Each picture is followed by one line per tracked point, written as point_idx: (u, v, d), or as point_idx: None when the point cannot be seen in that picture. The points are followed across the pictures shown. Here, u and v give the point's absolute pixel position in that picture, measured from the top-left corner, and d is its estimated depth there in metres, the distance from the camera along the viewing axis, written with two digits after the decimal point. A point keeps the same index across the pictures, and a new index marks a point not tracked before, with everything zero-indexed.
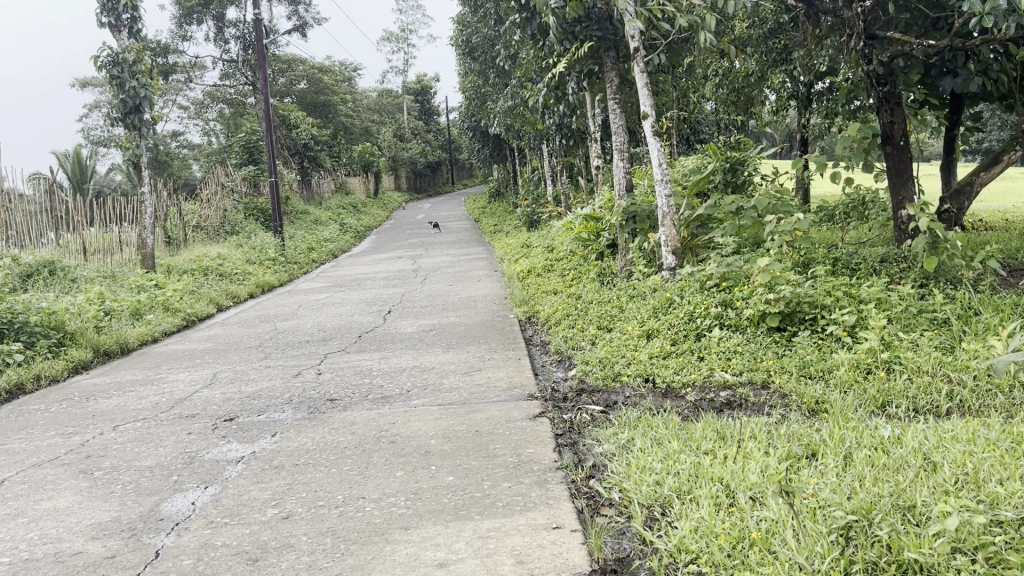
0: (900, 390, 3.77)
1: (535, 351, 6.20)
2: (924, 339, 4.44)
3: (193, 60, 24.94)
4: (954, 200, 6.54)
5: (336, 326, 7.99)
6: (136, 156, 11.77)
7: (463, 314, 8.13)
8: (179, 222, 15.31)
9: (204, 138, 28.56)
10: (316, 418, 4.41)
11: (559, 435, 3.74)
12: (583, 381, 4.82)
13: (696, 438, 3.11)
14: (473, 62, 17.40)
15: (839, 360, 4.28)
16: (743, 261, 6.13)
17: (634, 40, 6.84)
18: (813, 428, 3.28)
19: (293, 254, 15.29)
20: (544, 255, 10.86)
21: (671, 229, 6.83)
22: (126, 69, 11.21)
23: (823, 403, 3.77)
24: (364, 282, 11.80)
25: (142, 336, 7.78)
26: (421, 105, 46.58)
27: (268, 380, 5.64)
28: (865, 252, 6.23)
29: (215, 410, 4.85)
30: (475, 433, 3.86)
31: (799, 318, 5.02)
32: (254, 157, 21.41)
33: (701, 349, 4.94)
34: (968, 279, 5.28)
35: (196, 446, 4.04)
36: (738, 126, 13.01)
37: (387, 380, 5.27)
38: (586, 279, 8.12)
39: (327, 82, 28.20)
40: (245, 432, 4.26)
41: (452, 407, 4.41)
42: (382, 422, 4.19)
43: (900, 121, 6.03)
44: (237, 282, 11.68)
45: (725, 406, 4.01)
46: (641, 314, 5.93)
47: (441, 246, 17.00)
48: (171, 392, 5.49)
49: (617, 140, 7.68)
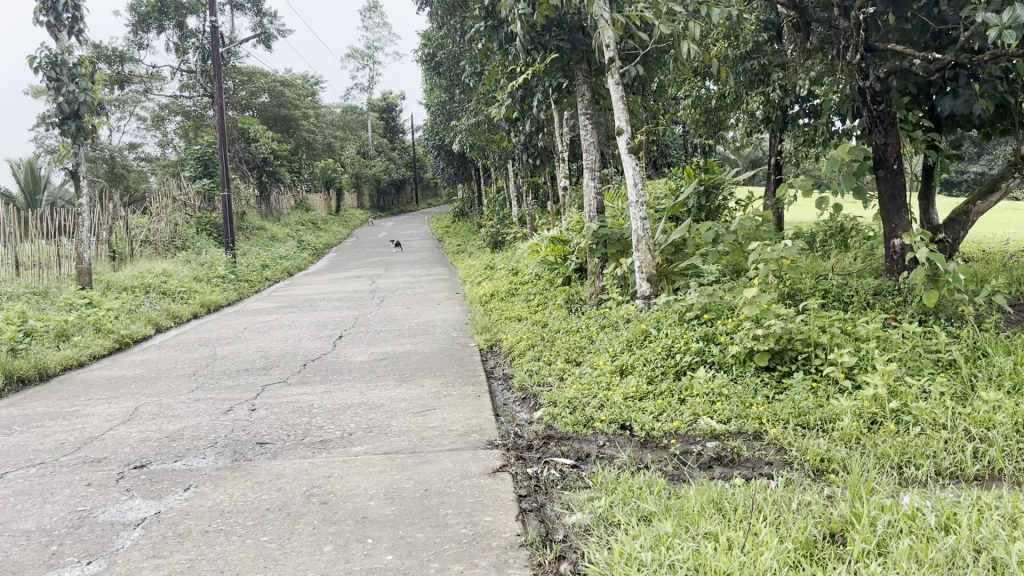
0: (916, 446, 3.27)
1: (497, 386, 5.62)
2: (936, 385, 3.95)
3: (151, 69, 24.12)
4: (949, 229, 6.09)
5: (281, 352, 7.36)
6: (74, 164, 10.98)
7: (419, 341, 7.51)
8: (124, 235, 14.51)
9: (162, 149, 27.66)
10: (241, 468, 3.80)
11: (522, 497, 3.17)
12: (550, 426, 4.24)
13: (690, 513, 2.54)
14: (438, 78, 16.88)
15: (841, 408, 3.78)
16: (725, 292, 5.61)
17: (609, 50, 6.25)
18: (825, 500, 2.75)
19: (245, 270, 14.57)
20: (508, 278, 10.26)
21: (646, 254, 6.24)
22: (65, 71, 10.43)
23: (829, 462, 3.24)
24: (317, 302, 11.19)
25: (65, 360, 7.08)
26: (388, 123, 46.08)
27: (194, 418, 4.97)
28: (856, 283, 5.80)
29: (126, 454, 4.19)
30: (423, 493, 3.26)
31: (790, 356, 4.52)
32: (209, 170, 20.67)
33: (682, 390, 4.40)
34: (971, 316, 4.83)
35: (90, 503, 3.39)
36: (707, 149, 12.64)
37: (328, 420, 4.64)
38: (553, 305, 7.58)
39: (290, 95, 27.52)
40: (154, 485, 3.61)
41: (399, 457, 3.81)
42: (316, 475, 3.58)
43: (894, 143, 5.66)
44: (182, 301, 10.96)
45: (715, 463, 3.46)
46: (613, 346, 5.38)
47: (401, 266, 16.32)
48: (81, 430, 4.81)
49: (587, 158, 7.20)
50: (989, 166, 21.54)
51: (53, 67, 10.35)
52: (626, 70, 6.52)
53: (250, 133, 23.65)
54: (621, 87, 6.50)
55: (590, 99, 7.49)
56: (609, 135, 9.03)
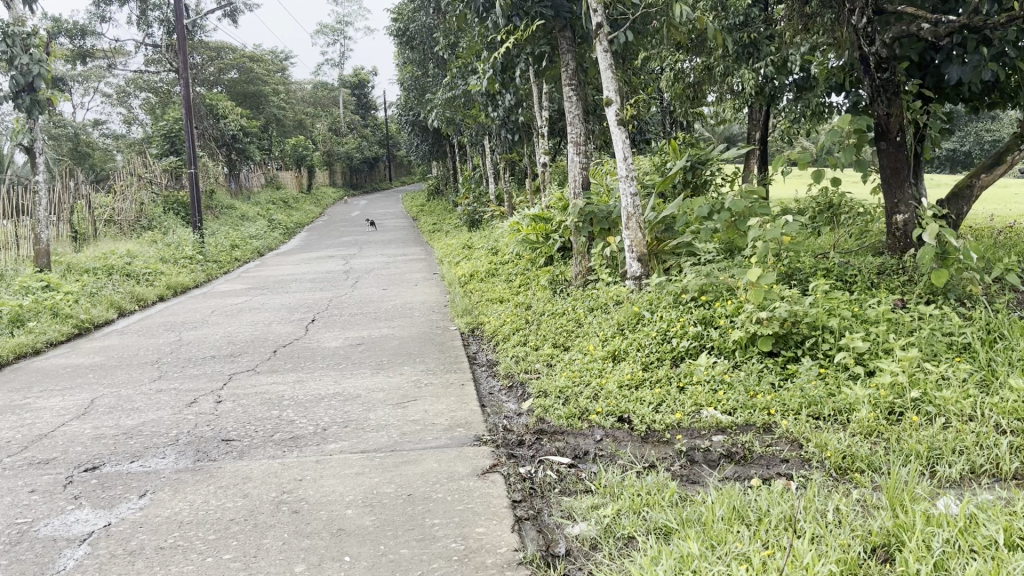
0: (945, 441, 2.99)
1: (480, 373, 5.29)
2: (956, 371, 3.67)
3: (114, 44, 23.34)
4: (952, 203, 5.81)
5: (249, 337, 6.98)
6: (29, 141, 10.46)
7: (396, 325, 7.16)
8: (88, 215, 13.95)
9: (128, 127, 26.85)
10: (203, 470, 3.44)
11: (517, 504, 2.86)
12: (542, 420, 3.91)
13: (715, 530, 2.25)
14: (411, 53, 16.40)
15: (856, 397, 3.50)
16: (721, 271, 5.29)
17: (596, 14, 5.89)
18: (860, 506, 2.47)
19: (214, 251, 14.07)
20: (488, 258, 9.92)
21: (636, 232, 5.91)
22: (18, 42, 9.85)
23: (852, 460, 2.95)
24: (289, 284, 10.78)
25: (18, 348, 6.65)
26: (359, 99, 45.36)
27: (155, 411, 4.59)
28: (857, 262, 5.52)
29: (77, 455, 3.82)
30: (406, 499, 2.94)
31: (794, 340, 4.23)
32: (176, 148, 20.03)
33: (681, 378, 4.09)
34: (982, 297, 4.56)
35: (32, 514, 3.02)
36: (687, 125, 12.37)
37: (300, 414, 4.29)
38: (536, 286, 7.23)
39: (259, 71, 26.80)
40: (105, 492, 3.25)
41: (378, 456, 3.48)
42: (286, 479, 3.24)
43: (897, 113, 5.33)
44: (146, 283, 10.49)
45: (726, 461, 3.16)
46: (604, 330, 5.07)
47: (375, 245, 15.90)
48: (30, 426, 4.42)
49: (572, 132, 6.85)
50: (962, 143, 21.54)
51: (5, 38, 9.74)
52: (613, 37, 6.13)
53: (218, 110, 23.02)
54: (610, 54, 6.11)
55: (574, 70, 7.10)
56: (590, 110, 8.67)
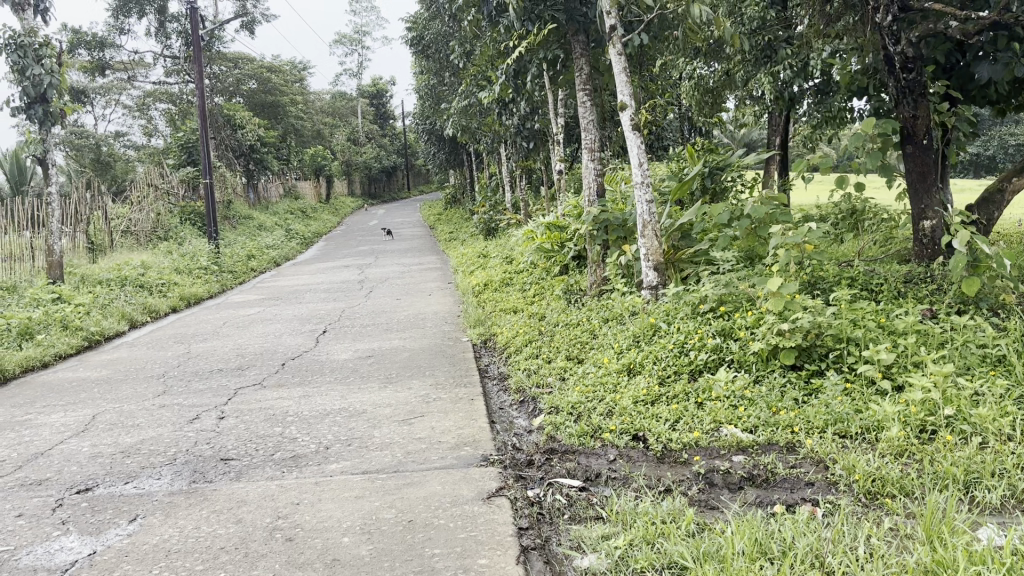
0: (984, 463, 2.79)
1: (492, 387, 5.12)
2: (992, 387, 3.46)
3: (133, 56, 23.45)
4: (982, 208, 5.60)
5: (258, 349, 6.85)
6: (43, 151, 10.42)
7: (408, 336, 7.01)
8: (104, 226, 13.92)
9: (148, 138, 26.97)
10: (198, 492, 3.30)
11: (524, 532, 2.69)
12: (552, 438, 3.73)
13: (736, 567, 2.07)
14: (427, 60, 16.30)
15: (884, 414, 3.30)
16: (741, 280, 5.10)
17: (610, 17, 5.70)
18: (893, 537, 2.28)
19: (229, 261, 14.01)
20: (502, 267, 9.76)
21: (653, 241, 5.72)
22: (30, 53, 9.81)
23: (883, 483, 2.76)
24: (302, 294, 10.66)
25: (25, 362, 6.56)
26: (377, 108, 45.45)
27: (154, 429, 4.46)
28: (884, 270, 5.31)
29: (72, 474, 3.69)
30: (406, 525, 2.77)
31: (818, 353, 4.02)
32: (194, 158, 20.05)
33: (699, 393, 3.90)
34: (1015, 306, 4.35)
35: (16, 541, 2.88)
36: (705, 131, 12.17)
37: (303, 431, 4.14)
38: (550, 296, 7.07)
39: (276, 81, 26.85)
40: (95, 516, 3.11)
41: (380, 478, 3.31)
42: (283, 502, 3.08)
43: (924, 115, 5.11)
44: (159, 294, 10.42)
45: (747, 484, 2.98)
46: (619, 342, 4.88)
47: (391, 255, 15.78)
48: (28, 444, 4.30)
49: (586, 139, 6.67)
50: (984, 148, 21.14)
51: (17, 49, 9.70)
52: (628, 39, 5.93)
53: (236, 120, 23.04)
54: (624, 57, 5.92)
55: (588, 74, 6.90)
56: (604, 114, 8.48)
